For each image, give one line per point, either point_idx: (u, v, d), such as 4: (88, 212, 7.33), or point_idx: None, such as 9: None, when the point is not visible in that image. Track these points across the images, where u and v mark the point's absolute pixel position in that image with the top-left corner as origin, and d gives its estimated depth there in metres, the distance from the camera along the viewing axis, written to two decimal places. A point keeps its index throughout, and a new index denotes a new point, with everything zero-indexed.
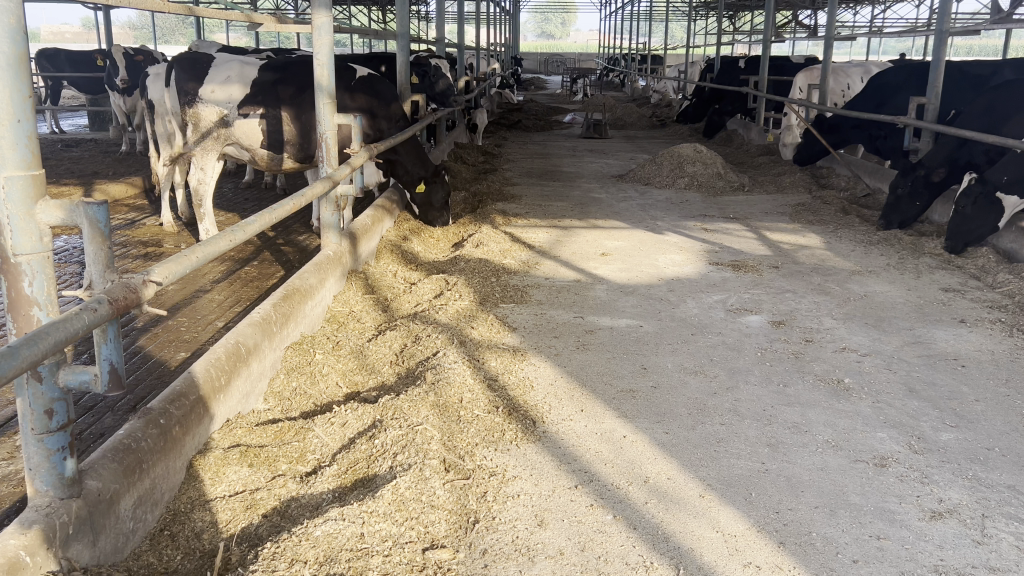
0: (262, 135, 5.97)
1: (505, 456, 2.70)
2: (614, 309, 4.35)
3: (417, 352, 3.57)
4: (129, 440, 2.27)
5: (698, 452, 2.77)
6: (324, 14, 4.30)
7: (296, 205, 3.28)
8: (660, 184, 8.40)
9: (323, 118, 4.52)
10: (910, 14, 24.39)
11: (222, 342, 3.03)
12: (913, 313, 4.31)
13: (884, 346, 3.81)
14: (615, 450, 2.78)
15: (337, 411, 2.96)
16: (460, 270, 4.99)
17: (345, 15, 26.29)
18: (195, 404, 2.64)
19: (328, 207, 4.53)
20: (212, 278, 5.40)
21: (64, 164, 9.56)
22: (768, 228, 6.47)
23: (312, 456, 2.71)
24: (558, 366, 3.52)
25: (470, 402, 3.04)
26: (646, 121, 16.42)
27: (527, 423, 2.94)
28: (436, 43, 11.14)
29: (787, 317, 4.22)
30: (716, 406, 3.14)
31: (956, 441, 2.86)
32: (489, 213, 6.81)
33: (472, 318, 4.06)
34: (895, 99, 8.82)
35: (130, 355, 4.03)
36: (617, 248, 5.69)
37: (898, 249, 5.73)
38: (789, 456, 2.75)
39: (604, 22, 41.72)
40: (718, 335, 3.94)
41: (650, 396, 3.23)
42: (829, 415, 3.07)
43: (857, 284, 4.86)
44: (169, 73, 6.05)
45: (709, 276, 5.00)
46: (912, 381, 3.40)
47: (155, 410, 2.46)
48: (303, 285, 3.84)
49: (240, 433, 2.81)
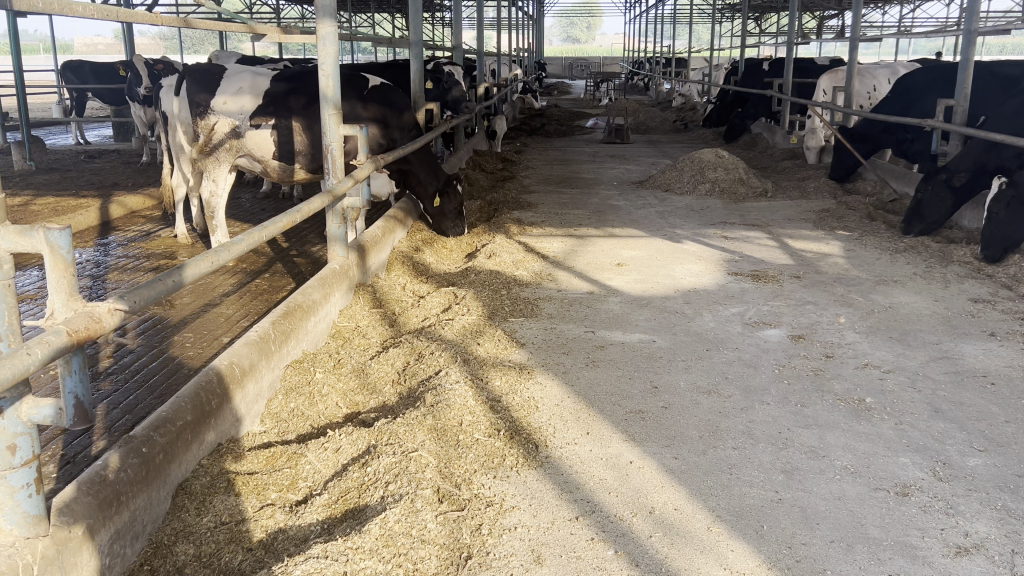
0: (273, 147, 5.89)
1: (504, 485, 2.58)
2: (628, 322, 4.21)
3: (420, 370, 3.46)
4: (105, 472, 2.17)
5: (709, 480, 2.63)
6: (330, 23, 4.20)
7: (289, 221, 3.18)
8: (681, 190, 8.24)
9: (328, 128, 4.42)
10: (940, 13, 23.94)
11: (216, 363, 2.94)
12: (940, 326, 4.13)
13: (909, 362, 3.65)
14: (621, 478, 2.64)
15: (331, 435, 2.85)
16: (470, 283, 4.87)
17: (368, 23, 26.36)
18: (182, 430, 2.54)
19: (336, 219, 4.46)
20: (223, 290, 5.34)
21: (86, 176, 9.57)
22: (791, 236, 6.28)
23: (303, 484, 2.61)
24: (565, 385, 3.39)
25: (470, 425, 2.93)
26: (669, 124, 16.26)
27: (529, 448, 2.82)
28: (454, 50, 11.05)
29: (807, 331, 4.06)
30: (729, 428, 3.00)
31: (985, 468, 2.69)
32: (504, 222, 6.70)
33: (479, 334, 3.93)
34: (923, 101, 8.57)
35: (133, 371, 3.97)
36: (633, 258, 5.54)
37: (926, 258, 5.53)
38: (804, 484, 2.60)
39: (630, 26, 41.50)
40: (735, 351, 3.79)
41: (660, 417, 3.09)
42: (849, 439, 2.91)
43: (881, 294, 4.69)
44: (181, 84, 5.99)
45: (727, 287, 4.84)
46: (937, 400, 3.23)
47: (137, 438, 2.36)
48: (305, 301, 3.75)
49: (230, 460, 2.71)
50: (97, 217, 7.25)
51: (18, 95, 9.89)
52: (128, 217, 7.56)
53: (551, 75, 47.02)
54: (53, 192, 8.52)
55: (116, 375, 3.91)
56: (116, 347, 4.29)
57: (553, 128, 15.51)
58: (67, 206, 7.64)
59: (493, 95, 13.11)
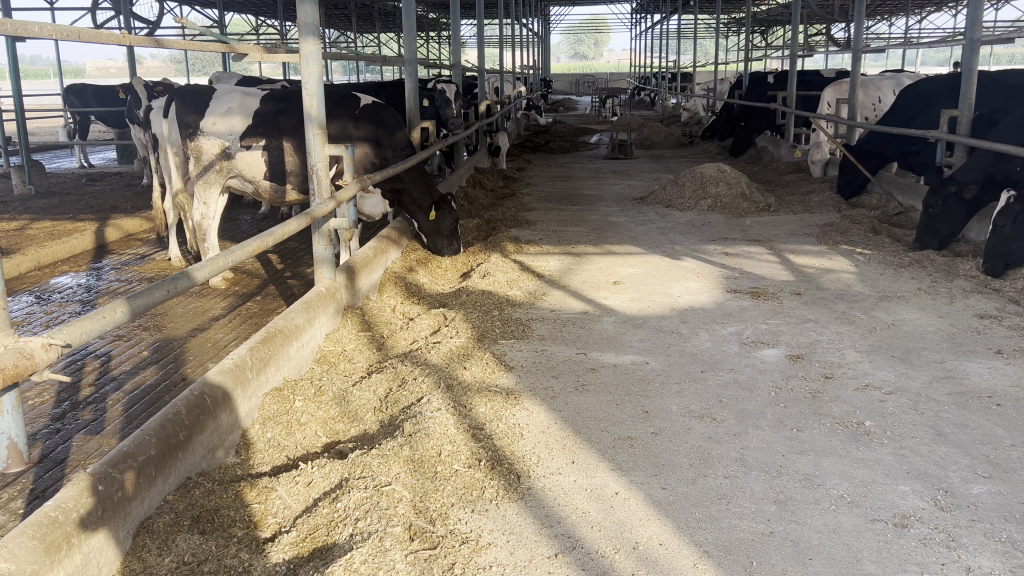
0: (264, 167, 5.83)
1: (482, 519, 2.46)
2: (621, 343, 4.08)
3: (402, 398, 3.34)
4: (56, 513, 2.04)
5: (697, 512, 2.50)
6: (313, 41, 4.13)
7: (260, 245, 3.05)
8: (682, 205, 8.12)
9: (312, 148, 4.33)
10: (948, 25, 23.76)
11: (185, 393, 2.82)
12: (945, 343, 3.99)
13: (910, 383, 3.51)
14: (605, 510, 2.51)
15: (303, 468, 2.74)
16: (461, 304, 4.76)
17: (372, 43, 26.38)
18: (145, 464, 2.41)
19: (322, 240, 4.36)
20: (213, 314, 5.23)
21: (85, 200, 9.52)
22: (793, 251, 6.15)
23: (272, 520, 2.49)
24: (553, 411, 3.26)
25: (449, 455, 2.81)
26: (675, 138, 16.15)
27: (510, 479, 2.70)
28: (451, 68, 10.98)
29: (806, 350, 3.93)
30: (721, 456, 2.86)
31: (990, 496, 2.55)
32: (501, 240, 6.59)
33: (466, 357, 3.83)
34: (927, 112, 8.44)
35: (115, 400, 3.86)
36: (630, 276, 5.43)
37: (931, 272, 5.39)
38: (797, 516, 2.47)
39: (635, 43, 41.39)
40: (731, 372, 3.66)
41: (649, 444, 2.96)
42: (846, 465, 2.78)
43: (885, 311, 4.55)
44: (171, 106, 5.95)
45: (726, 305, 4.72)
46: (940, 424, 3.10)
47: (94, 475, 2.22)
48: (287, 326, 3.64)
49: (198, 494, 2.58)
50: (92, 241, 7.17)
51: (15, 118, 9.84)
52: (125, 240, 7.48)
53: (559, 91, 47.15)
54: (51, 216, 8.46)
55: (97, 404, 3.80)
56: (100, 375, 4.19)
57: (558, 144, 15.42)
58: (64, 230, 7.59)
59: (493, 112, 13.01)
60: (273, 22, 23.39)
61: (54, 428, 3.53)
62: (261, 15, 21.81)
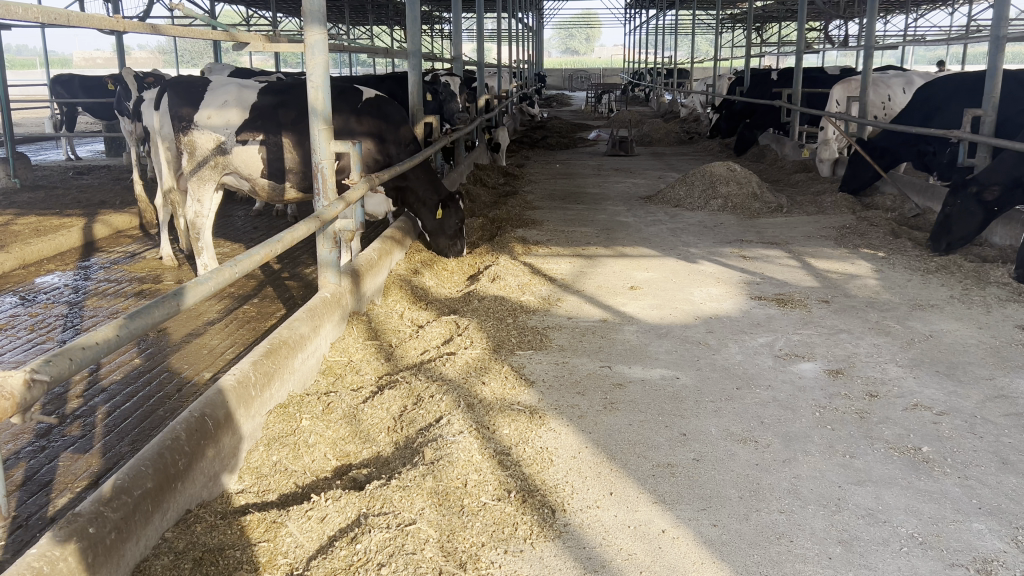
0: (261, 164, 5.54)
1: (517, 562, 2.21)
2: (646, 356, 3.83)
3: (418, 418, 3.09)
4: (41, 564, 1.76)
5: (756, 555, 2.25)
6: (319, 30, 3.83)
7: (268, 254, 2.78)
8: (692, 206, 7.87)
9: (317, 144, 4.05)
10: (946, 24, 23.65)
11: (184, 415, 2.53)
12: (991, 357, 3.76)
13: (962, 402, 3.27)
14: (653, 553, 2.27)
15: (316, 501, 2.46)
16: (473, 311, 4.49)
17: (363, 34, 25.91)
18: (140, 500, 2.12)
19: (327, 243, 4.06)
20: (207, 318, 4.93)
21: (72, 194, 9.17)
22: (812, 255, 5.90)
23: (282, 561, 2.21)
24: (583, 433, 3.01)
25: (476, 487, 2.56)
26: (675, 135, 15.89)
27: (544, 514, 2.45)
28: (452, 61, 10.68)
29: (845, 364, 3.69)
30: (772, 487, 2.62)
31: None
32: (507, 240, 6.32)
33: (483, 370, 3.57)
34: (944, 112, 8.21)
35: (103, 413, 3.57)
36: (646, 281, 5.18)
37: (960, 279, 5.17)
38: (866, 560, 2.23)
39: (629, 37, 40.98)
40: (769, 391, 3.40)
41: (692, 473, 2.71)
42: (910, 499, 2.54)
43: (919, 321, 4.32)
44: (164, 98, 5.66)
45: (752, 313, 4.48)
46: (1003, 449, 2.86)
47: (83, 516, 1.95)
48: (292, 336, 3.37)
49: (199, 531, 2.30)
50: (79, 238, 6.87)
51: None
52: (114, 237, 7.17)
53: (552, 87, 46.83)
54: (36, 211, 8.14)
55: (84, 419, 3.51)
56: (88, 386, 3.90)
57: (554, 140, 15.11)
58: (50, 226, 7.27)
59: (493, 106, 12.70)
60: (263, 13, 22.94)
61: (34, 450, 3.22)
62: (253, 6, 21.38)
